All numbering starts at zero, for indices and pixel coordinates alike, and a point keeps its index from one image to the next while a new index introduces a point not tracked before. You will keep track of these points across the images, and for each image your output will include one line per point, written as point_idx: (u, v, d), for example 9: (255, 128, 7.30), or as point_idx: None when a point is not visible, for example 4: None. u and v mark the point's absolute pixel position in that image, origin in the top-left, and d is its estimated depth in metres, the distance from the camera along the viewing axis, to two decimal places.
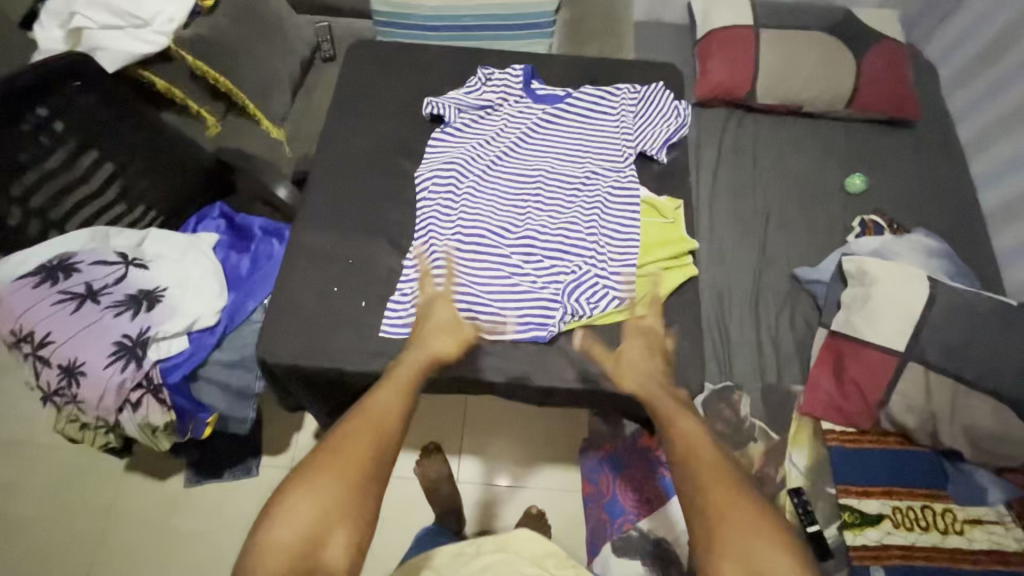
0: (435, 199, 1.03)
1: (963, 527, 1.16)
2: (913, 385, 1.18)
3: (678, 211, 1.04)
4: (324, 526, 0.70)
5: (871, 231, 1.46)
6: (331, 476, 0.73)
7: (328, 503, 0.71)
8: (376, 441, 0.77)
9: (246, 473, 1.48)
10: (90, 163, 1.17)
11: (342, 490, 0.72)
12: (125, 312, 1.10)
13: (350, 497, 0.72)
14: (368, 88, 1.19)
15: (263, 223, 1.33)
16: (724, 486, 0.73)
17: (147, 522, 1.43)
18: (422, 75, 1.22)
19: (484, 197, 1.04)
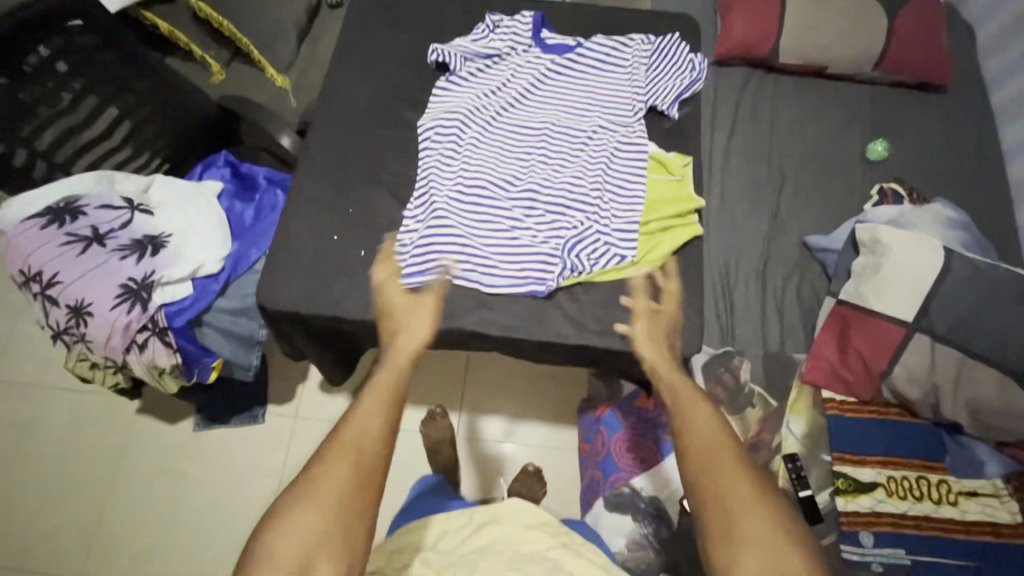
0: (438, 149, 1.01)
1: (957, 498, 1.16)
2: (917, 357, 1.16)
3: (687, 169, 1.01)
4: (316, 553, 0.63)
5: (889, 200, 1.41)
6: (318, 494, 0.67)
7: (318, 525, 0.65)
8: (363, 455, 0.71)
9: (253, 420, 1.53)
10: (93, 106, 1.15)
11: (332, 510, 0.66)
12: (131, 256, 1.11)
13: (343, 515, 0.66)
14: (374, 35, 1.16)
15: (268, 174, 1.33)
16: (734, 475, 0.70)
17: (158, 463, 1.49)
18: (429, 23, 1.18)
19: (487, 148, 1.01)
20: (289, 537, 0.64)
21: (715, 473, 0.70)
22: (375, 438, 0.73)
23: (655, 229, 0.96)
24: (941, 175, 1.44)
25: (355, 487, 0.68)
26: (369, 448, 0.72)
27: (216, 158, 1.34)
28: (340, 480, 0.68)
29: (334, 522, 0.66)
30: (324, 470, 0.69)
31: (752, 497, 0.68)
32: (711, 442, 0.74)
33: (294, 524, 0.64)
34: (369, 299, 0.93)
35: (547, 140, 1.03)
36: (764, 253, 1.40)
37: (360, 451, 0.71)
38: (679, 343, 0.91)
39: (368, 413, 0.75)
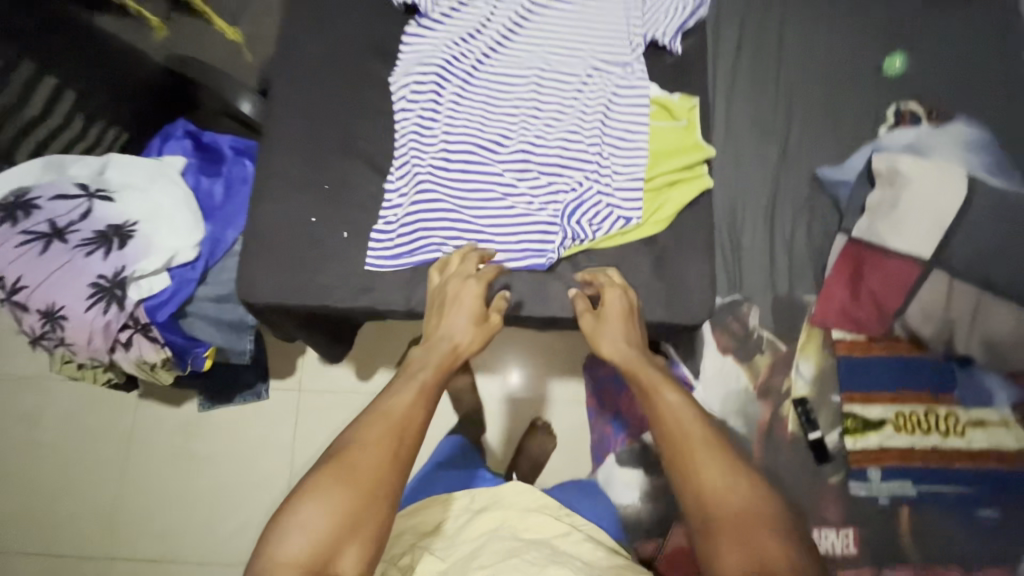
0: (415, 110, 0.90)
1: (964, 429, 1.17)
2: (933, 294, 1.14)
3: (694, 112, 0.90)
4: (339, 528, 0.67)
5: (906, 122, 1.30)
6: (347, 473, 0.70)
7: (344, 503, 0.68)
8: (392, 440, 0.73)
9: (257, 398, 1.51)
10: (29, 75, 0.99)
11: (359, 492, 0.69)
12: (97, 251, 1.02)
13: (368, 500, 0.69)
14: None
15: (234, 143, 1.23)
16: (708, 467, 0.71)
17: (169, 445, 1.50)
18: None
19: (471, 104, 0.90)
20: (316, 509, 0.68)
21: (691, 468, 0.72)
22: (409, 425, 0.75)
23: (660, 185, 0.88)
24: (968, 86, 1.31)
25: (379, 474, 0.71)
26: (400, 434, 0.74)
27: (172, 127, 1.22)
28: (369, 463, 0.71)
29: (359, 503, 0.69)
30: (354, 450, 0.72)
31: (727, 484, 0.70)
32: (685, 435, 0.74)
33: (324, 499, 0.68)
34: (358, 285, 0.86)
35: (536, 88, 0.91)
36: (770, 191, 1.30)
37: (392, 436, 0.73)
38: (691, 306, 0.85)
39: (405, 394, 0.77)
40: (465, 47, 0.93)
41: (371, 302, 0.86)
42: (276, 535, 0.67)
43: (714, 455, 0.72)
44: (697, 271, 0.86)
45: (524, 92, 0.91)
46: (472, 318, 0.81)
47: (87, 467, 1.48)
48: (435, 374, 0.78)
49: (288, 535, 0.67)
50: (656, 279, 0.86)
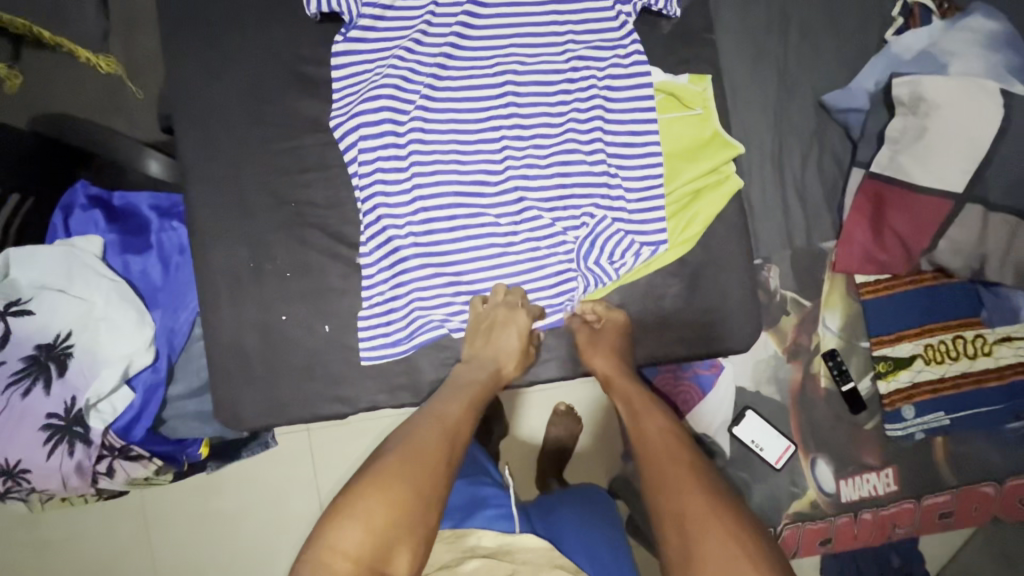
0: (372, 158, 0.73)
1: (992, 348, 1.14)
2: (966, 227, 1.04)
3: (708, 94, 0.77)
4: (393, 526, 0.60)
5: (916, 19, 1.14)
6: (399, 469, 0.64)
7: (401, 499, 0.62)
8: (444, 440, 0.67)
9: (265, 447, 1.20)
10: None
11: (413, 489, 0.63)
12: (35, 386, 0.87)
13: (417, 502, 0.62)
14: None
15: (152, 202, 1.00)
16: (681, 496, 0.63)
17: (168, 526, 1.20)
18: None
19: (438, 137, 0.73)
20: (370, 502, 0.61)
21: (664, 494, 0.64)
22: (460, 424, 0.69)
23: (685, 195, 0.76)
24: None
25: (433, 470, 0.64)
26: (452, 433, 0.68)
27: (70, 195, 0.98)
28: (419, 460, 0.65)
29: (413, 500, 0.62)
30: (403, 448, 0.66)
31: (697, 515, 0.62)
32: (662, 457, 0.67)
33: (381, 498, 0.61)
34: (357, 384, 0.75)
35: (513, 102, 0.74)
36: (775, 131, 1.14)
37: (444, 436, 0.67)
38: (727, 329, 0.78)
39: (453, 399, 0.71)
40: (413, 62, 0.73)
41: (377, 399, 0.76)
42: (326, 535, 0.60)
43: (692, 483, 0.64)
44: (730, 288, 0.78)
45: (499, 109, 0.74)
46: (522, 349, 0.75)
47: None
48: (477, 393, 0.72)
49: (342, 532, 0.60)
50: (686, 305, 0.78)
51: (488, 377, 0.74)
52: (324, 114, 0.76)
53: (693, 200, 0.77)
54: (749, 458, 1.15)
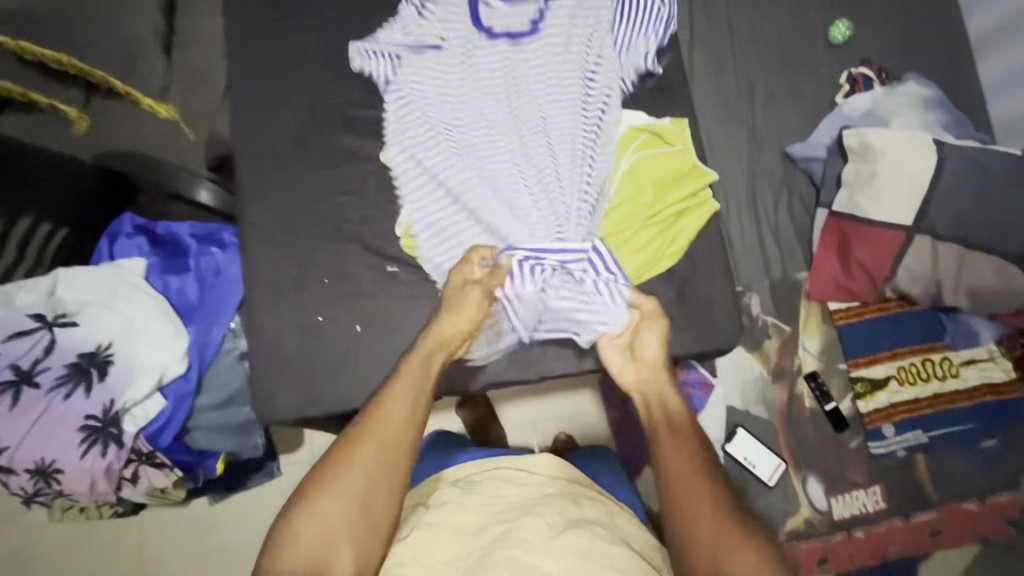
0: (415, 194, 0.88)
1: (958, 370, 1.23)
2: (919, 256, 1.18)
3: (686, 134, 0.92)
4: (338, 541, 0.67)
5: (860, 86, 1.33)
6: (339, 489, 0.69)
7: (345, 518, 0.68)
8: (388, 458, 0.71)
9: (270, 476, 1.28)
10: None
11: (355, 508, 0.68)
12: (76, 389, 0.94)
13: (358, 515, 0.68)
14: (269, 45, 0.92)
15: (192, 229, 1.11)
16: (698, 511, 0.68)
17: (175, 552, 1.26)
18: (331, 13, 0.94)
19: (468, 175, 0.88)
20: (312, 522, 0.67)
21: (678, 500, 0.70)
22: (405, 437, 0.73)
23: (669, 217, 0.89)
24: (906, 47, 1.36)
25: (376, 489, 0.70)
26: (394, 449, 0.72)
27: (117, 223, 1.10)
28: (360, 480, 0.69)
29: (357, 517, 0.68)
30: (347, 467, 0.70)
31: (712, 536, 0.66)
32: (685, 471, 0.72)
33: (317, 512, 0.67)
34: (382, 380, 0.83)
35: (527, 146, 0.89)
36: (747, 176, 1.30)
37: (385, 454, 0.71)
38: (714, 332, 0.89)
39: (399, 406, 0.74)
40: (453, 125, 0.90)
41: None
42: (271, 550, 0.67)
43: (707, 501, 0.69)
44: (714, 298, 0.90)
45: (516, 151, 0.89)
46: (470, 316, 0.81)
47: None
48: (420, 375, 0.77)
49: (286, 548, 0.66)
50: (677, 311, 0.89)
51: (435, 342, 0.80)
52: (363, 146, 0.90)
53: (676, 221, 0.90)
54: (743, 475, 1.21)
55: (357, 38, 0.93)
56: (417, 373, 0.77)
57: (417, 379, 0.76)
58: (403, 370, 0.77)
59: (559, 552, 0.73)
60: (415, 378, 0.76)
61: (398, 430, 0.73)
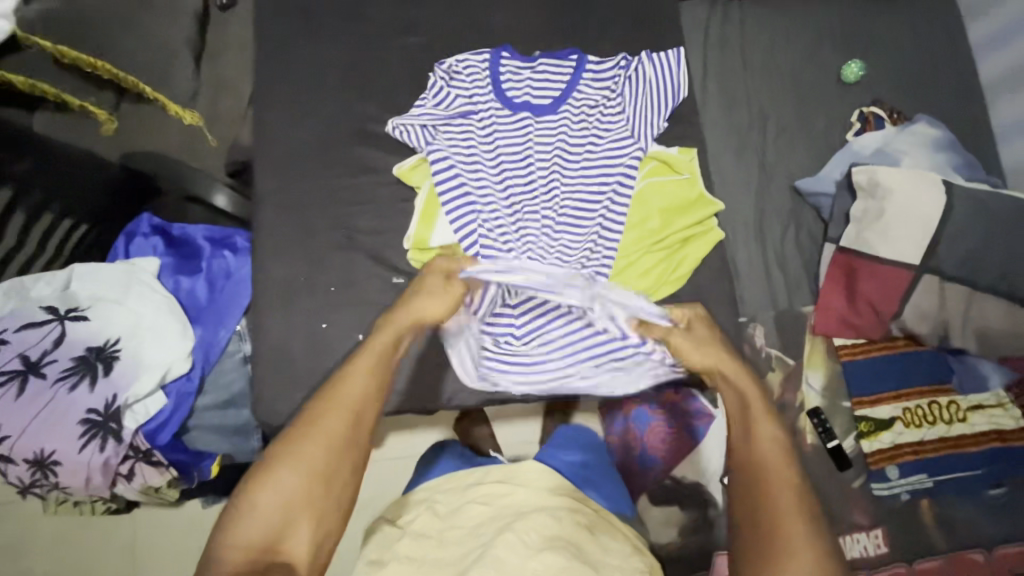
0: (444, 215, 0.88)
1: (966, 414, 1.21)
2: (927, 296, 1.17)
3: (694, 164, 0.94)
4: (297, 516, 0.64)
5: (871, 125, 1.34)
6: (298, 463, 0.66)
7: (302, 493, 0.65)
8: (352, 430, 0.69)
9: None
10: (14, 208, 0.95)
11: (314, 484, 0.66)
12: (81, 382, 0.95)
13: (318, 490, 0.65)
14: (293, 57, 0.96)
15: (207, 233, 1.13)
16: (767, 498, 0.69)
17: (167, 554, 1.25)
18: (355, 31, 0.98)
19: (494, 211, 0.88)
20: (269, 498, 0.64)
21: (748, 483, 0.71)
22: (368, 409, 0.70)
23: (676, 242, 0.92)
24: (917, 89, 1.38)
25: (336, 460, 0.67)
26: (358, 424, 0.69)
27: (135, 223, 1.14)
28: (319, 451, 0.67)
29: (316, 492, 0.65)
30: (304, 440, 0.67)
31: (797, 525, 0.67)
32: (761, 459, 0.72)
33: (276, 485, 0.65)
34: None
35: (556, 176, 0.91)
36: (757, 207, 1.31)
37: (347, 426, 0.68)
38: None
39: (365, 379, 0.72)
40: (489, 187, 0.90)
41: None
42: (223, 525, 0.64)
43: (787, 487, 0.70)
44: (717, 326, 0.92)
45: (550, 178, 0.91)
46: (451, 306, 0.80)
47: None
48: (391, 350, 0.75)
49: (240, 524, 0.63)
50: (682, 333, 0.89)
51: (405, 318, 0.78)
52: (379, 161, 0.92)
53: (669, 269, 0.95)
54: None
55: (380, 55, 0.97)
56: (384, 347, 0.75)
57: (386, 351, 0.74)
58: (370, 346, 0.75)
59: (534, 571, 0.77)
60: (382, 350, 0.74)
61: (364, 402, 0.70)
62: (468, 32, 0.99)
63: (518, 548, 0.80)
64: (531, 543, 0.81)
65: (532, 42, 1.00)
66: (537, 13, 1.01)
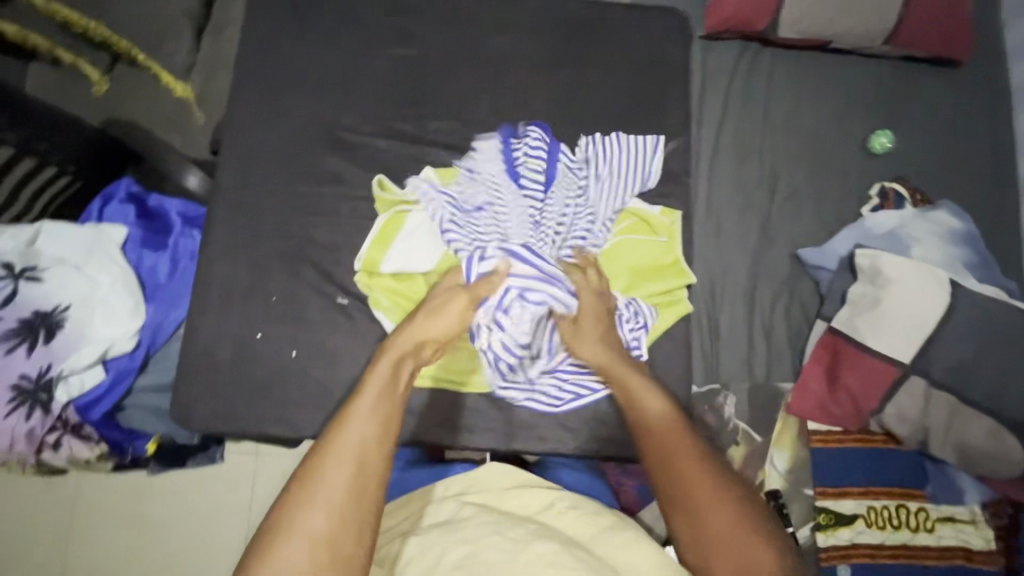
0: (404, 255, 0.87)
1: (934, 525, 1.12)
2: (910, 397, 1.10)
3: (674, 227, 0.96)
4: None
5: (889, 202, 1.26)
6: (298, 530, 0.62)
7: (312, 564, 0.61)
8: (354, 487, 0.65)
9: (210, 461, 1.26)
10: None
11: (318, 544, 0.62)
12: (19, 347, 0.94)
13: (331, 549, 0.62)
14: (280, 59, 0.95)
15: (181, 209, 1.11)
16: (693, 487, 0.73)
17: (98, 520, 1.24)
18: (349, 42, 0.97)
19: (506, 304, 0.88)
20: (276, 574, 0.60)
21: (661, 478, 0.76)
22: (368, 459, 0.67)
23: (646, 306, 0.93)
24: (945, 172, 1.29)
25: (341, 521, 0.63)
26: (360, 476, 0.66)
27: (114, 187, 1.10)
28: (322, 510, 0.63)
29: (324, 557, 0.61)
30: (306, 506, 0.63)
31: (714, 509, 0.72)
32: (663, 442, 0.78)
33: (284, 558, 0.60)
34: (309, 409, 0.82)
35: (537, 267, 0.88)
36: (750, 272, 1.24)
37: (348, 481, 0.65)
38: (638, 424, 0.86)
39: (364, 428, 0.69)
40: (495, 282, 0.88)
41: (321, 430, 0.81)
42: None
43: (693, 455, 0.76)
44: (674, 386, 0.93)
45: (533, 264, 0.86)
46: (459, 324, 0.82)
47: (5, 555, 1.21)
48: (390, 393, 0.73)
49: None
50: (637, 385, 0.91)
51: (388, 363, 0.76)
52: (344, 170, 0.92)
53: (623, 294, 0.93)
54: None
55: (368, 68, 0.96)
56: (385, 394, 0.72)
57: (382, 396, 0.72)
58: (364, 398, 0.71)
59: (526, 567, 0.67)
60: (386, 396, 0.72)
61: (364, 449, 0.67)
62: (459, 62, 0.99)
63: (505, 548, 0.69)
64: (518, 539, 0.71)
65: (521, 82, 0.99)
66: (533, 51, 1.00)
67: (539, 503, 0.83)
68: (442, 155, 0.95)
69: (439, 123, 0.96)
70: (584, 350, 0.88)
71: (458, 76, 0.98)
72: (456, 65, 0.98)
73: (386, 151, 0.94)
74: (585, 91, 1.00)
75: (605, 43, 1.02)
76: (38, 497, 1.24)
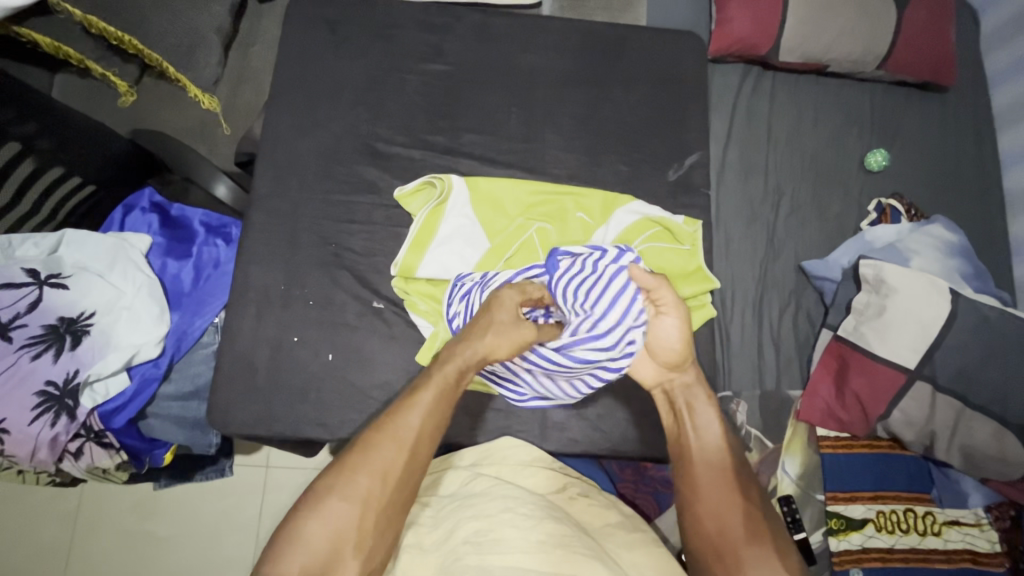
0: (440, 259, 0.94)
1: (941, 528, 1.15)
2: (916, 402, 1.13)
3: (696, 235, 1.01)
4: (347, 545, 0.66)
5: (887, 217, 1.32)
6: (349, 491, 0.68)
7: (353, 525, 0.67)
8: (409, 465, 0.72)
9: (221, 474, 1.22)
10: (12, 157, 0.89)
11: (361, 509, 0.68)
12: (46, 352, 0.93)
13: (376, 509, 0.69)
14: (318, 75, 1.02)
15: (204, 218, 1.13)
16: (727, 498, 0.79)
17: (105, 534, 1.22)
18: (385, 63, 1.04)
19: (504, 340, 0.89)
20: (319, 525, 0.67)
21: (702, 500, 0.80)
22: (421, 444, 0.73)
23: None
24: (939, 188, 1.36)
25: (393, 488, 0.70)
26: (413, 460, 0.72)
27: (137, 196, 1.14)
28: (372, 480, 0.69)
29: (370, 520, 0.68)
30: (361, 474, 0.69)
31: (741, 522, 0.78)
32: (713, 470, 0.81)
33: (325, 518, 0.67)
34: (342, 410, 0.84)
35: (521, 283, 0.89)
36: (758, 282, 1.27)
37: (403, 456, 0.71)
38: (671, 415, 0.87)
39: (427, 413, 0.74)
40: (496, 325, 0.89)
41: None
42: (271, 556, 0.65)
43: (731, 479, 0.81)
44: None
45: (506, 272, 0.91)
46: (512, 345, 0.79)
47: (8, 573, 1.19)
48: (451, 393, 0.76)
49: (292, 549, 0.65)
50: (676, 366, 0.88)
51: (473, 358, 0.78)
52: (380, 180, 0.99)
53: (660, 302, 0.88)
54: None
55: (397, 85, 1.03)
56: (445, 388, 0.76)
57: (454, 381, 0.77)
58: (431, 382, 0.76)
59: (538, 546, 0.73)
60: (448, 389, 0.76)
61: (423, 438, 0.73)
62: (493, 81, 1.05)
63: (519, 524, 0.76)
64: (531, 516, 0.78)
65: (547, 102, 1.05)
66: (551, 69, 1.07)
67: (559, 495, 0.89)
68: (470, 164, 1.02)
69: (473, 136, 1.03)
70: (655, 331, 0.84)
71: (489, 93, 1.05)
72: (480, 82, 1.05)
73: (419, 161, 1.01)
74: (601, 107, 1.06)
75: (620, 63, 1.09)
76: (44, 508, 1.22)
